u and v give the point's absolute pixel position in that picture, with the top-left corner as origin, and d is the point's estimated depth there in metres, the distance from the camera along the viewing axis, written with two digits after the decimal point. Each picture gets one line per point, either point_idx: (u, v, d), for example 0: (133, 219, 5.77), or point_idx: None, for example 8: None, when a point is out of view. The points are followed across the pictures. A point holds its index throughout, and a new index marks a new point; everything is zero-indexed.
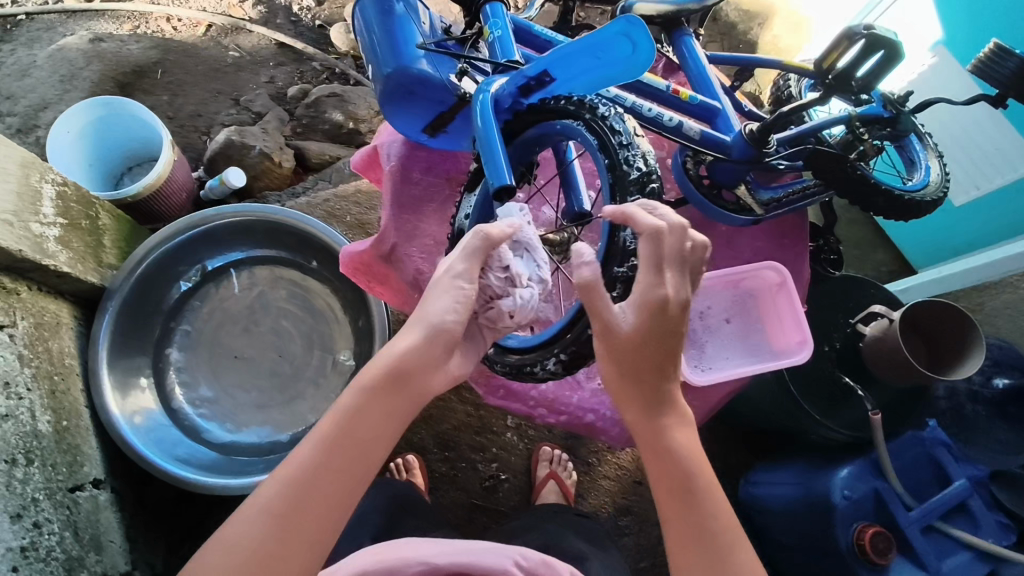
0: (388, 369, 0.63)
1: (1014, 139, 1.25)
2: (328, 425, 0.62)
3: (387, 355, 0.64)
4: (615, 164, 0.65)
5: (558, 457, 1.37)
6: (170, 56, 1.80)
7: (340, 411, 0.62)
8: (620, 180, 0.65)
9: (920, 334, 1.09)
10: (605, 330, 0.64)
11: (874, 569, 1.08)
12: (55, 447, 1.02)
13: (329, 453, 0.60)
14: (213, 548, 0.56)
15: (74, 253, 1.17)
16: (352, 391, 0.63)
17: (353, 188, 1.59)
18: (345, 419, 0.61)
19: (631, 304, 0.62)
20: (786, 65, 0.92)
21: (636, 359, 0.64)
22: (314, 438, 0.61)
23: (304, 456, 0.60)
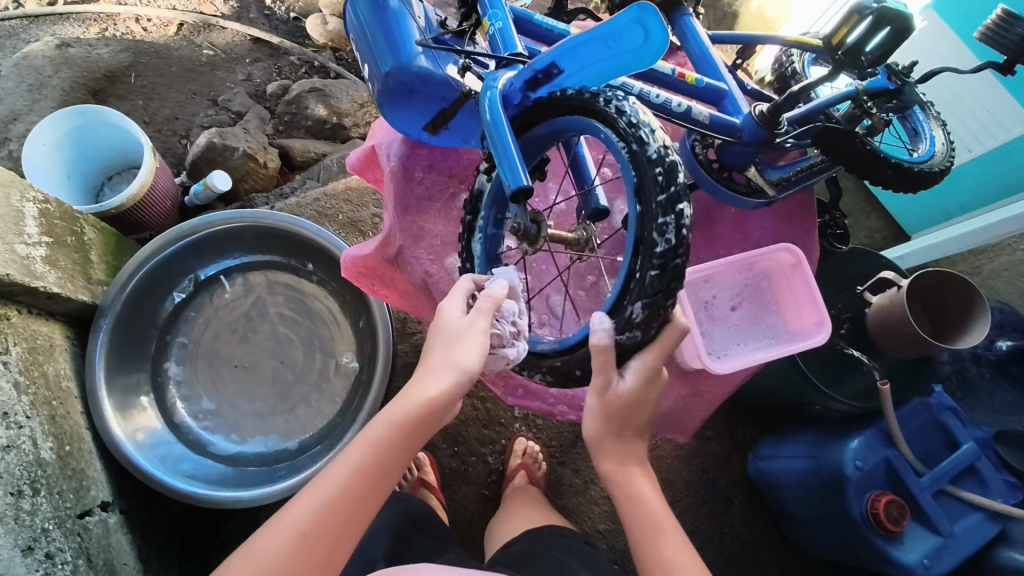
0: (417, 410, 0.68)
1: (1006, 101, 1.22)
2: (357, 457, 0.67)
3: (415, 393, 0.68)
4: (640, 164, 0.61)
5: (531, 450, 1.33)
6: (142, 59, 1.74)
7: (368, 444, 0.67)
8: (646, 187, 0.60)
9: (932, 311, 1.08)
10: (607, 387, 0.72)
11: (889, 538, 1.03)
12: (61, 474, 1.00)
13: (356, 487, 0.66)
14: (243, 560, 0.61)
15: (62, 273, 1.13)
16: (382, 426, 0.68)
17: (343, 185, 1.55)
18: (373, 453, 0.67)
19: (632, 369, 0.72)
20: (787, 41, 0.95)
21: (624, 417, 0.76)
22: (345, 469, 0.66)
23: (333, 485, 0.65)
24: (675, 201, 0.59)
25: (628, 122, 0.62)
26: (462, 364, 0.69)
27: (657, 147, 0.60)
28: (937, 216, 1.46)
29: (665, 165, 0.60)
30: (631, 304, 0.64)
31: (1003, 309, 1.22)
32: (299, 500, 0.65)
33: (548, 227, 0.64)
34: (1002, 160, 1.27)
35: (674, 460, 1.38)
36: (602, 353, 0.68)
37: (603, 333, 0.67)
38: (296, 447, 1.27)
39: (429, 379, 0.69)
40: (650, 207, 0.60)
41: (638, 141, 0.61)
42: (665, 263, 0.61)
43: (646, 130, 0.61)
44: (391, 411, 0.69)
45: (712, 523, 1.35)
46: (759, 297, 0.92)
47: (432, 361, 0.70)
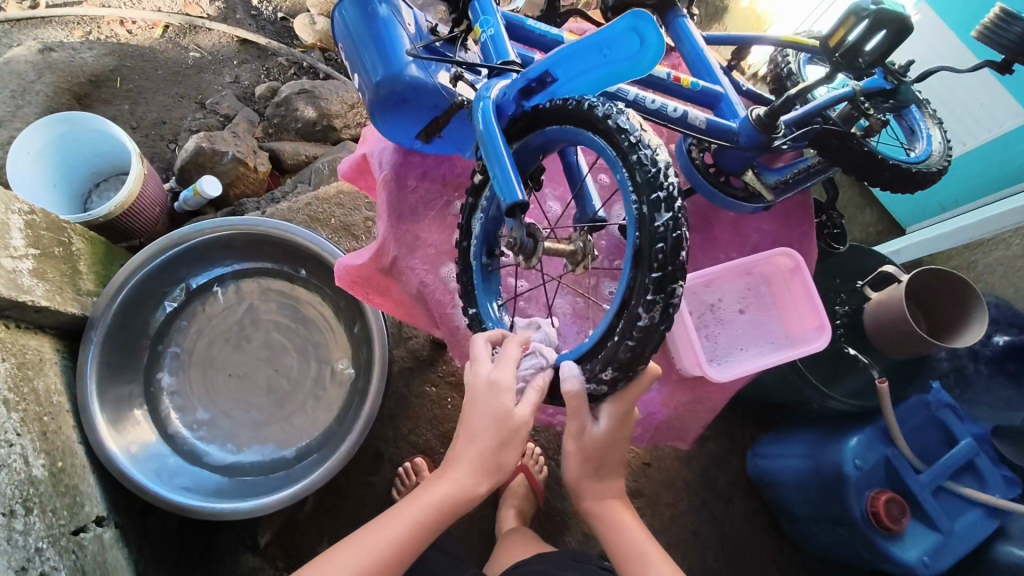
0: (449, 503, 0.74)
1: (998, 93, 1.21)
2: (390, 537, 0.73)
3: (448, 487, 0.74)
4: (644, 226, 0.59)
5: (531, 450, 1.33)
6: (127, 62, 1.71)
7: (401, 529, 0.74)
8: (647, 254, 0.59)
9: (933, 312, 1.06)
10: (581, 432, 0.74)
11: (890, 536, 1.02)
12: (54, 491, 0.98)
13: (384, 564, 0.72)
14: None
15: (51, 285, 1.11)
16: (415, 514, 0.74)
17: (335, 189, 1.52)
18: (403, 540, 0.74)
19: (604, 414, 0.73)
20: (782, 41, 0.94)
21: (599, 456, 0.79)
22: (376, 547, 0.73)
23: (364, 560, 0.72)
24: (663, 289, 0.58)
25: (648, 173, 0.58)
26: (496, 463, 0.73)
27: (666, 219, 0.57)
28: (930, 207, 1.45)
29: (668, 240, 0.57)
30: (601, 367, 0.65)
31: (999, 305, 1.20)
32: (330, 565, 0.72)
33: (543, 241, 0.63)
34: (995, 153, 1.26)
35: (673, 461, 1.37)
36: (573, 398, 0.68)
37: (574, 381, 0.67)
38: (293, 455, 1.25)
39: (462, 474, 0.74)
40: (644, 277, 0.59)
41: (651, 203, 0.58)
42: (643, 338, 0.61)
43: (661, 194, 0.58)
44: (427, 503, 0.74)
45: (712, 523, 1.35)
46: (760, 301, 0.92)
47: (466, 454, 0.74)
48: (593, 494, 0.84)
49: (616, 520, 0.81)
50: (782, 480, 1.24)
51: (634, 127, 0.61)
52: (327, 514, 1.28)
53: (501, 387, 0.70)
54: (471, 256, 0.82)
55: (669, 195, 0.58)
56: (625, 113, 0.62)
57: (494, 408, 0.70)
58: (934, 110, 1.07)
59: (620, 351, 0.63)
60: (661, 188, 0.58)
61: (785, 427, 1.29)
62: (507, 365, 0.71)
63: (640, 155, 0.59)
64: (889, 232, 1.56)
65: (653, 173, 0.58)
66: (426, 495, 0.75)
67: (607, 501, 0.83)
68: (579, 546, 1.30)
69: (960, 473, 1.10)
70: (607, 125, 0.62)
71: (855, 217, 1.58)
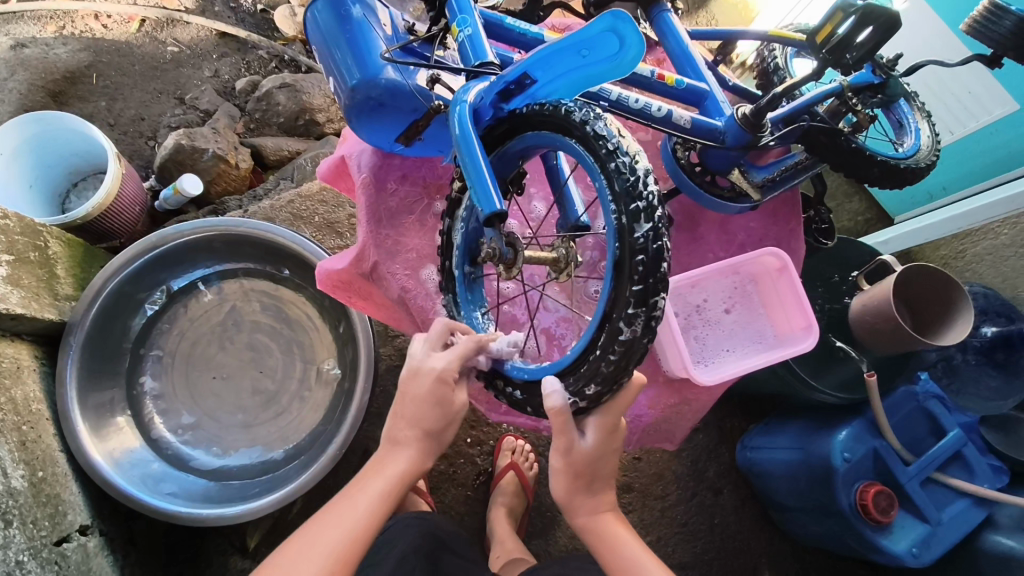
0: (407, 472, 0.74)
1: (987, 83, 1.19)
2: (358, 514, 0.70)
3: (401, 459, 0.75)
4: (624, 237, 0.58)
5: (521, 447, 1.32)
6: (103, 58, 1.67)
7: (366, 503, 0.71)
8: (627, 268, 0.58)
9: (927, 307, 1.04)
10: (569, 447, 0.73)
11: (877, 528, 1.01)
12: (35, 502, 0.96)
13: (357, 544, 0.69)
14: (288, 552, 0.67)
15: (26, 291, 1.09)
16: (377, 489, 0.73)
17: (318, 186, 1.50)
18: (370, 514, 0.71)
19: (591, 427, 0.73)
20: (769, 36, 0.93)
21: (590, 470, 0.78)
22: (343, 525, 0.69)
23: (336, 543, 0.67)
24: (645, 302, 0.57)
25: (627, 182, 0.57)
26: (438, 438, 0.77)
27: (646, 229, 0.57)
28: (918, 196, 1.43)
29: (648, 253, 0.56)
30: (584, 382, 0.64)
31: (986, 293, 1.16)
32: (302, 555, 0.66)
33: (523, 251, 0.63)
34: (984, 142, 1.25)
35: (663, 454, 1.37)
36: (558, 414, 0.67)
37: (558, 397, 0.65)
38: (282, 457, 1.24)
39: (410, 443, 0.75)
40: (624, 291, 0.58)
41: (630, 214, 0.57)
42: (626, 351, 0.60)
43: (641, 204, 0.57)
44: (384, 477, 0.74)
45: (702, 514, 1.35)
46: (747, 301, 0.91)
47: (410, 430, 0.75)
48: (587, 509, 0.81)
49: (605, 521, 0.80)
50: (770, 473, 1.23)
51: (615, 132, 0.60)
52: (317, 514, 1.27)
53: (447, 380, 0.73)
54: (453, 266, 0.81)
55: (649, 206, 0.57)
56: (607, 120, 0.61)
57: (437, 394, 0.73)
58: (922, 102, 1.05)
59: (601, 366, 0.62)
60: (641, 198, 0.57)
61: (774, 419, 1.29)
62: (455, 356, 0.74)
63: (618, 162, 0.58)
64: (877, 221, 1.55)
65: (631, 182, 0.57)
66: (380, 470, 0.74)
67: (601, 515, 0.81)
68: (570, 541, 1.29)
69: (947, 464, 1.10)
70: (585, 131, 0.61)
71: (843, 206, 1.57)
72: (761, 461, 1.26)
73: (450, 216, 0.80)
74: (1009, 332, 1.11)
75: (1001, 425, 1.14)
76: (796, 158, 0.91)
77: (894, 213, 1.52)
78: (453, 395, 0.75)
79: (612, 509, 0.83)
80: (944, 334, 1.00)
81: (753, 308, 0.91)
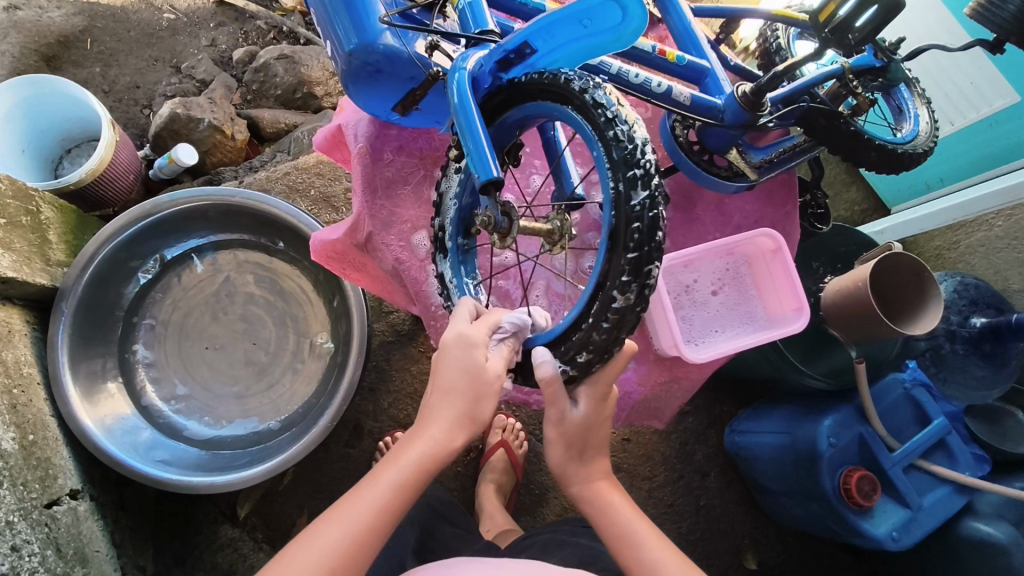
0: (426, 460, 0.70)
1: (988, 72, 1.18)
2: (364, 511, 0.66)
3: (421, 446, 0.70)
4: (620, 206, 0.58)
5: (512, 426, 1.33)
6: (98, 23, 1.64)
7: (396, 477, 0.69)
8: (622, 239, 0.58)
9: (910, 301, 1.00)
10: (561, 418, 0.74)
11: (861, 511, 1.02)
12: (25, 464, 0.97)
13: (363, 546, 0.65)
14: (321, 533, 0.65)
15: (17, 255, 1.08)
16: (391, 481, 0.68)
17: (314, 159, 1.49)
18: (378, 513, 0.67)
19: (582, 397, 0.75)
20: (772, 15, 0.92)
21: (579, 441, 0.79)
22: (360, 513, 0.66)
23: (340, 540, 0.64)
24: (640, 273, 0.58)
25: (624, 150, 0.58)
26: (474, 414, 0.72)
27: (642, 198, 0.57)
28: (915, 186, 1.43)
29: (644, 220, 0.57)
30: (575, 351, 0.65)
31: (977, 284, 1.15)
32: (303, 554, 0.63)
33: (518, 221, 0.64)
34: (982, 133, 1.24)
35: (652, 436, 1.39)
36: (549, 384, 0.68)
37: (550, 366, 0.67)
38: (276, 427, 1.24)
39: (437, 424, 0.71)
40: (619, 259, 0.59)
41: (628, 180, 0.57)
42: (619, 319, 0.60)
43: (638, 172, 0.57)
44: (401, 466, 0.69)
45: (689, 496, 1.36)
46: (739, 283, 0.92)
47: (441, 408, 0.71)
48: (579, 479, 0.82)
49: (595, 492, 0.81)
50: (758, 456, 1.24)
51: (613, 99, 0.60)
52: (307, 486, 1.28)
53: (474, 342, 0.71)
54: (446, 238, 0.81)
55: (646, 173, 0.57)
56: (608, 90, 0.61)
57: (467, 360, 0.71)
58: (922, 89, 1.06)
59: (594, 336, 0.62)
60: (637, 165, 0.57)
61: (763, 404, 1.30)
62: (482, 324, 0.73)
63: (615, 130, 0.58)
64: (874, 211, 1.55)
65: (629, 150, 0.58)
66: (396, 459, 0.70)
67: (594, 485, 0.81)
68: (557, 518, 1.31)
69: (931, 451, 1.11)
70: (585, 100, 0.61)
71: (840, 195, 1.56)
72: (747, 445, 1.27)
73: (439, 213, 0.81)
74: (999, 322, 1.08)
75: (987, 415, 1.18)
76: (794, 140, 0.90)
77: (891, 203, 1.52)
78: (485, 363, 0.71)
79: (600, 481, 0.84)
80: (922, 320, 0.96)
81: (746, 290, 0.92)
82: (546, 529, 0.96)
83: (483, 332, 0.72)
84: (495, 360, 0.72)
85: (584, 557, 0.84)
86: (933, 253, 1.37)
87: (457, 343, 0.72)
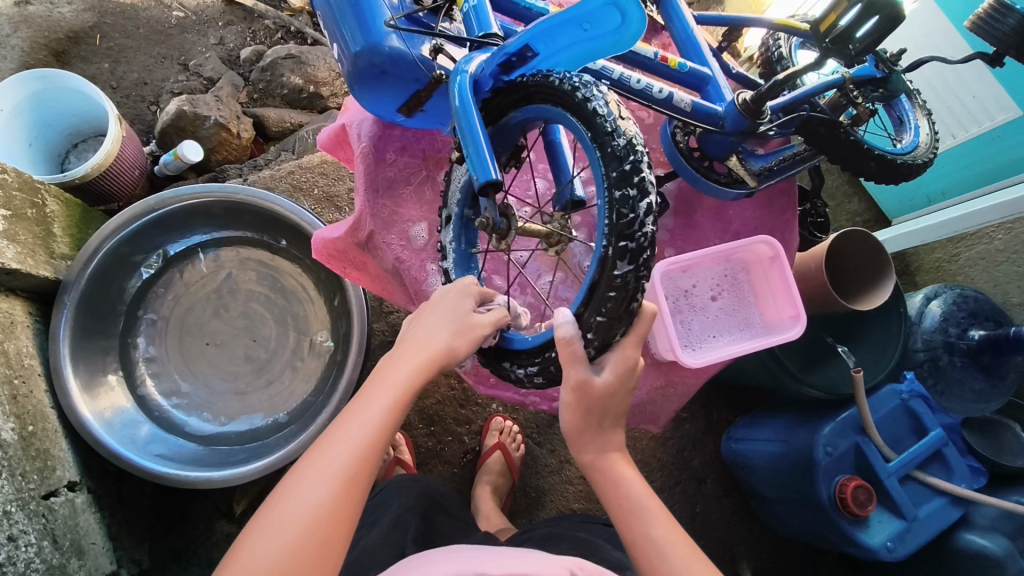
0: (416, 378, 0.68)
1: (991, 86, 1.18)
2: (363, 431, 0.65)
3: (410, 367, 0.69)
4: (604, 268, 0.61)
5: (509, 428, 1.33)
6: (107, 19, 1.65)
7: (385, 402, 0.67)
8: (597, 300, 0.62)
9: (860, 291, 1.09)
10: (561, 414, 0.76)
11: (855, 521, 1.02)
12: (24, 455, 0.97)
13: (359, 467, 0.63)
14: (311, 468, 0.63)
15: (22, 247, 1.09)
16: (383, 401, 0.67)
17: (319, 158, 1.50)
18: (376, 431, 0.65)
19: (609, 364, 0.70)
20: (774, 25, 0.93)
21: (600, 409, 0.74)
22: (351, 442, 0.64)
23: (340, 464, 0.63)
24: (604, 336, 0.64)
25: (624, 218, 0.58)
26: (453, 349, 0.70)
27: (626, 270, 0.59)
28: (916, 198, 1.44)
29: (622, 290, 0.60)
30: (532, 372, 0.74)
31: (977, 296, 1.15)
32: (305, 480, 0.62)
33: (517, 224, 0.65)
34: (985, 147, 1.24)
35: (649, 441, 1.39)
36: (567, 344, 0.65)
37: (569, 327, 0.64)
38: (277, 422, 1.25)
39: (424, 349, 0.70)
40: (590, 316, 0.64)
41: (618, 250, 0.59)
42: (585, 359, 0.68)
43: (631, 245, 0.59)
44: (388, 389, 0.68)
45: (684, 502, 1.36)
46: (736, 289, 0.91)
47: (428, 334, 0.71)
48: None
49: None
50: (754, 463, 1.24)
51: (636, 147, 0.59)
52: None
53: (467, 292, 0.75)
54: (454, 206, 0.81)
55: (638, 248, 0.59)
56: (628, 131, 0.59)
57: (455, 309, 0.73)
58: (924, 101, 1.07)
59: (551, 367, 0.72)
60: (631, 238, 0.59)
61: (762, 412, 1.30)
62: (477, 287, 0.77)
63: (624, 193, 0.58)
64: (875, 222, 1.55)
65: (629, 220, 0.58)
66: (385, 378, 0.68)
67: (609, 454, 0.78)
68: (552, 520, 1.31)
69: (928, 462, 1.10)
70: (588, 109, 0.61)
71: (842, 205, 1.56)
72: (745, 452, 1.27)
73: (446, 204, 0.83)
74: (997, 336, 1.08)
75: (984, 428, 1.19)
76: (794, 149, 0.90)
77: (892, 215, 1.52)
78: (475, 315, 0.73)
79: None
80: (869, 303, 1.05)
81: (742, 295, 0.92)
82: (542, 527, 0.97)
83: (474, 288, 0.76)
84: (485, 314, 0.73)
85: (577, 552, 0.85)
86: (934, 265, 1.38)
87: (450, 293, 0.76)
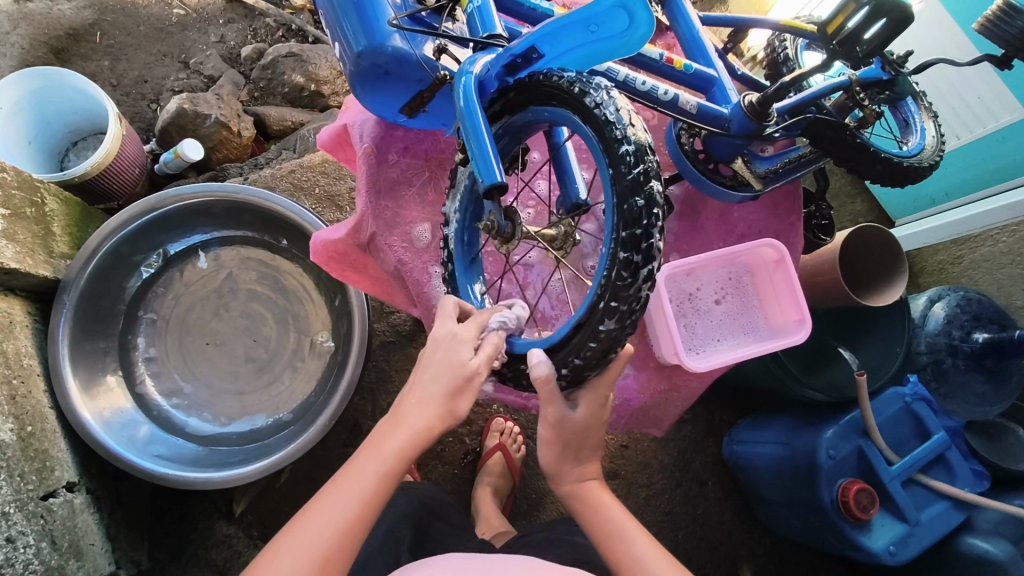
0: (411, 447, 0.68)
1: (998, 88, 1.18)
2: (349, 504, 0.64)
3: (404, 432, 0.68)
4: (589, 318, 0.62)
5: (510, 429, 1.32)
6: (108, 17, 1.64)
7: (375, 473, 0.66)
8: (577, 344, 0.64)
9: (871, 289, 1.08)
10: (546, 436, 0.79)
11: (858, 525, 1.01)
12: (22, 456, 0.97)
13: (341, 542, 0.62)
14: (290, 541, 0.61)
15: (21, 247, 1.08)
16: (374, 471, 0.66)
17: (320, 157, 1.49)
18: (364, 503, 0.65)
19: (583, 401, 0.75)
20: (780, 26, 0.92)
21: (575, 443, 0.79)
22: (336, 514, 0.63)
23: (320, 542, 0.62)
24: (577, 376, 0.68)
25: (622, 281, 0.58)
26: (457, 406, 0.70)
27: (610, 326, 0.60)
28: (920, 200, 1.43)
29: (601, 343, 0.62)
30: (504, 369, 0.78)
31: (980, 298, 1.14)
32: (283, 554, 0.60)
33: (520, 226, 0.65)
34: (990, 148, 1.23)
35: (650, 443, 1.39)
36: (544, 383, 0.67)
37: (545, 367, 0.66)
38: (277, 424, 1.24)
39: (420, 410, 0.69)
40: (566, 356, 0.66)
41: (608, 308, 0.60)
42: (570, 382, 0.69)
43: (620, 306, 0.59)
44: (383, 454, 0.67)
45: (685, 504, 1.36)
46: (740, 291, 0.91)
47: (425, 394, 0.70)
48: (573, 476, 0.81)
49: (587, 491, 0.80)
50: (756, 466, 1.24)
51: (654, 212, 0.56)
52: (303, 484, 1.28)
53: (460, 338, 0.71)
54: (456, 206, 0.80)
55: (627, 311, 0.59)
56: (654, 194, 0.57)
57: (451, 356, 0.71)
58: (930, 103, 1.06)
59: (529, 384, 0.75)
60: (623, 302, 0.59)
61: (763, 414, 1.29)
62: (472, 323, 0.73)
63: (629, 257, 0.58)
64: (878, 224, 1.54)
65: (626, 283, 0.58)
66: (379, 444, 0.68)
67: None
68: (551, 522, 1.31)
69: (931, 466, 1.10)
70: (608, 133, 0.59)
71: (845, 207, 1.55)
72: (747, 455, 1.26)
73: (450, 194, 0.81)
74: (1000, 340, 1.08)
75: (986, 431, 1.18)
76: (799, 151, 0.89)
77: (896, 217, 1.51)
78: (470, 360, 0.71)
79: (597, 477, 0.83)
80: (881, 298, 1.04)
81: (747, 298, 0.91)
82: (543, 529, 0.96)
83: (469, 328, 0.72)
84: (479, 356, 0.71)
85: (578, 556, 0.84)
86: (937, 267, 1.37)
87: (444, 338, 0.72)
